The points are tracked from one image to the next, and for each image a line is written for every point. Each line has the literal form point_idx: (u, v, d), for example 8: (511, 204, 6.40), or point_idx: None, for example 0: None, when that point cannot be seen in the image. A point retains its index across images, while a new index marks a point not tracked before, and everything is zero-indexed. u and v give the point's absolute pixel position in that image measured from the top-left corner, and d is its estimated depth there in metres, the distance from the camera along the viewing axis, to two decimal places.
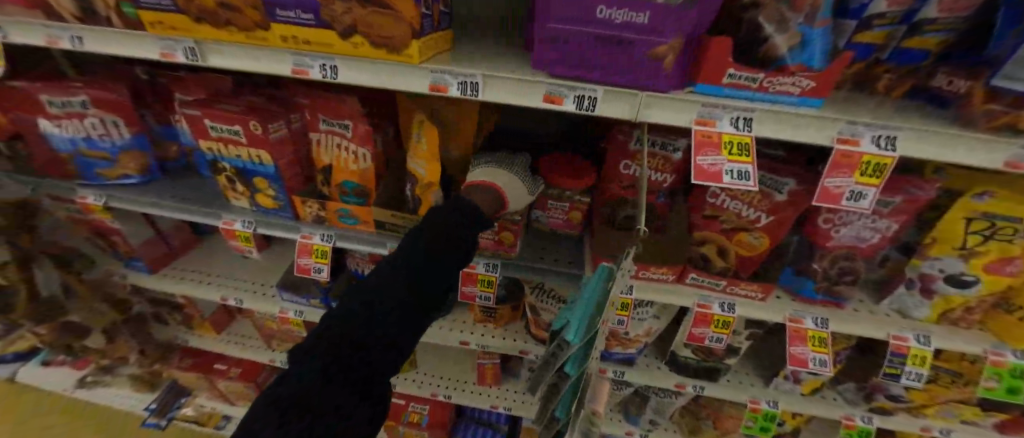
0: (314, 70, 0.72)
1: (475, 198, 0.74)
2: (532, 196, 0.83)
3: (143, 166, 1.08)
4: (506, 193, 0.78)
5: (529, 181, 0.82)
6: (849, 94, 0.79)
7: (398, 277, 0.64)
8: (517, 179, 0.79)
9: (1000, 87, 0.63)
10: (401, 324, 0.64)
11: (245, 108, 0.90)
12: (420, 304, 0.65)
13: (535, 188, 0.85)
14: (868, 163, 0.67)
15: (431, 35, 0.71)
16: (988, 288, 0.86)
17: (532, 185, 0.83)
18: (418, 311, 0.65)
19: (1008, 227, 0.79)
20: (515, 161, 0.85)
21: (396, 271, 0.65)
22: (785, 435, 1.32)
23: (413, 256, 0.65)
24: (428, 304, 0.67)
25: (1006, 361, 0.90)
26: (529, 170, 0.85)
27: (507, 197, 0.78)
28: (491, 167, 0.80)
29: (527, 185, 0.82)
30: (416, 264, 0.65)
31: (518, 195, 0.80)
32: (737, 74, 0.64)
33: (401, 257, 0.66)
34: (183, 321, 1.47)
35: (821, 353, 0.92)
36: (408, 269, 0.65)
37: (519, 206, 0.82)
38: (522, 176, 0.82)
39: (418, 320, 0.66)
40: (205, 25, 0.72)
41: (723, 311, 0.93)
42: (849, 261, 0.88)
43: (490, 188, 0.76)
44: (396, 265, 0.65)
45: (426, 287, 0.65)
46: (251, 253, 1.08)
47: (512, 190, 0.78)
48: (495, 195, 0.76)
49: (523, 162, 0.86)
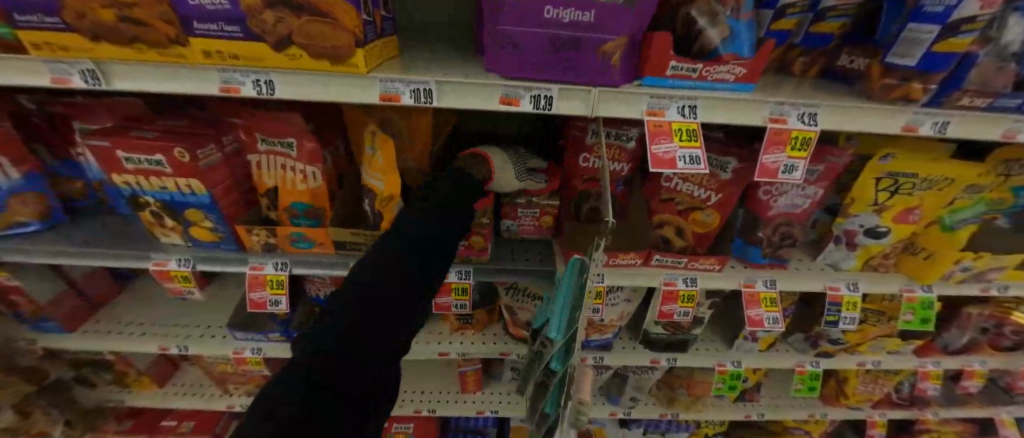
0: (247, 86, 0.65)
1: (466, 167, 0.81)
2: (520, 182, 0.87)
3: (43, 209, 0.94)
4: (495, 168, 0.83)
5: (518, 167, 0.87)
6: (772, 78, 0.86)
7: (366, 292, 0.60)
8: (508, 161, 0.86)
9: (893, 63, 0.72)
10: (379, 327, 0.58)
11: (166, 134, 0.80)
12: (392, 318, 0.60)
13: (524, 178, 0.89)
14: (796, 138, 0.74)
15: (375, 43, 0.67)
16: (898, 236, 0.99)
17: (523, 175, 0.88)
18: (392, 325, 0.60)
19: (907, 182, 0.91)
20: (510, 151, 0.91)
21: (363, 286, 0.60)
22: (748, 390, 1.44)
23: (379, 269, 0.62)
24: (401, 318, 0.62)
25: (916, 295, 1.05)
26: (524, 163, 0.90)
27: (495, 173, 0.84)
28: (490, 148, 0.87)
29: (517, 173, 0.86)
30: (382, 276, 0.62)
31: (505, 177, 0.85)
32: (678, 66, 0.67)
33: (365, 271, 0.62)
34: (116, 380, 1.30)
35: (773, 312, 1.01)
36: (380, 273, 0.62)
37: (505, 187, 0.86)
38: (517, 164, 0.87)
39: (392, 337, 0.60)
40: (106, 44, 0.62)
41: (687, 286, 0.99)
42: (788, 226, 0.98)
43: (481, 161, 0.82)
44: (361, 281, 0.61)
45: (396, 297, 0.61)
46: (192, 294, 0.98)
47: (500, 168, 0.84)
48: (483, 165, 0.82)
49: (522, 156, 0.92)
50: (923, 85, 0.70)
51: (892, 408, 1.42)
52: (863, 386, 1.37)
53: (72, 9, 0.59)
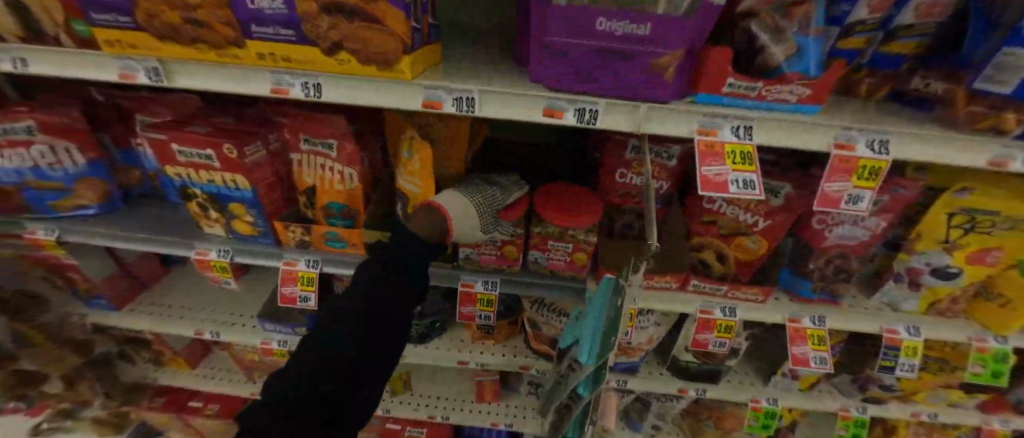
0: (296, 89, 0.66)
1: (417, 221, 0.70)
2: (484, 235, 0.76)
3: (103, 194, 0.99)
4: (453, 225, 0.70)
5: (485, 218, 0.75)
6: (835, 99, 0.80)
7: (374, 300, 0.63)
8: (474, 212, 0.73)
9: (981, 89, 0.65)
10: (385, 330, 0.63)
11: (217, 130, 0.83)
12: (398, 322, 0.64)
13: (491, 229, 0.77)
14: (864, 167, 0.67)
15: (421, 49, 0.66)
16: (970, 279, 0.90)
17: (490, 228, 0.76)
18: (397, 328, 0.64)
19: (987, 220, 0.83)
20: (483, 193, 0.78)
21: (371, 288, 0.64)
22: (783, 430, 1.35)
23: (388, 278, 0.66)
24: (406, 320, 0.66)
25: (989, 346, 0.95)
26: (495, 209, 0.77)
27: (454, 229, 0.71)
28: (455, 193, 0.74)
29: (483, 224, 0.74)
30: (392, 285, 0.65)
31: (469, 229, 0.72)
32: (736, 83, 0.63)
33: (375, 278, 0.65)
34: (154, 358, 1.36)
35: (821, 352, 0.93)
36: (387, 277, 0.65)
37: (468, 240, 0.74)
38: (483, 210, 0.75)
39: (397, 343, 0.65)
40: (172, 43, 0.65)
41: (725, 315, 0.93)
42: (842, 260, 0.91)
43: (439, 216, 0.69)
44: (370, 284, 0.64)
45: (402, 309, 0.65)
46: (229, 284, 1.01)
47: (461, 224, 0.71)
48: (440, 224, 0.69)
49: (494, 198, 0.79)
50: (1018, 115, 0.63)
51: None
52: None
53: (143, 10, 0.61)
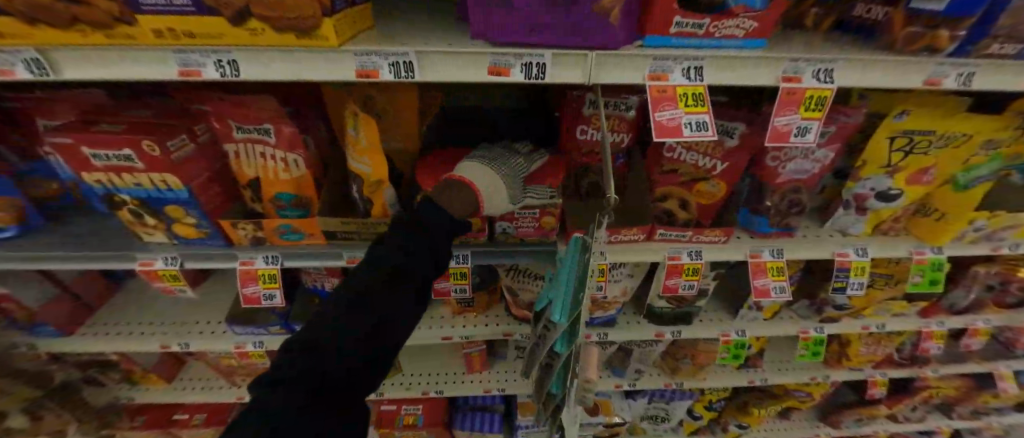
0: (209, 68, 0.58)
1: (447, 198, 0.69)
2: (513, 204, 0.75)
3: (19, 214, 0.89)
4: (486, 198, 0.71)
5: (514, 189, 0.74)
6: (783, 32, 0.79)
7: (359, 307, 0.59)
8: (503, 184, 0.72)
9: (917, 8, 0.64)
10: (380, 327, 0.60)
11: (132, 127, 0.74)
12: (395, 318, 0.61)
13: (520, 197, 0.77)
14: (810, 97, 0.69)
15: (345, 11, 0.59)
16: (909, 198, 0.96)
17: (519, 197, 0.76)
18: (394, 325, 0.61)
19: (924, 140, 0.87)
20: (510, 162, 0.77)
21: (360, 286, 0.60)
22: (752, 357, 1.45)
23: (381, 274, 0.61)
24: (403, 313, 0.62)
25: (926, 257, 1.03)
26: (522, 177, 0.78)
27: (487, 202, 0.71)
28: (483, 165, 0.73)
29: (512, 194, 0.74)
30: (385, 280, 0.61)
31: (499, 202, 0.72)
32: (683, 22, 0.61)
33: (369, 275, 0.61)
34: (123, 378, 1.29)
35: (780, 281, 0.99)
36: (378, 273, 0.62)
37: (497, 212, 0.75)
38: (511, 180, 0.74)
39: (395, 337, 0.62)
40: (46, 27, 0.54)
41: (691, 259, 0.97)
42: (796, 193, 0.94)
43: (468, 189, 0.69)
44: (359, 281, 0.61)
45: (390, 315, 0.60)
46: (184, 291, 0.95)
47: (491, 199, 0.71)
48: (472, 198, 0.69)
49: (519, 165, 0.78)
50: (951, 32, 0.65)
51: (893, 368, 1.44)
52: (865, 348, 1.38)
53: None
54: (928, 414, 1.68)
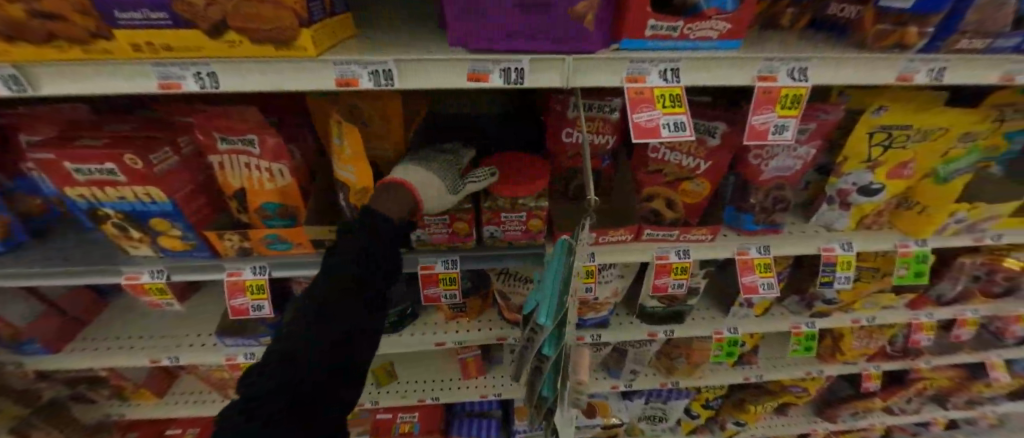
0: (188, 81, 0.58)
1: (380, 200, 0.67)
2: (454, 194, 0.75)
3: (3, 230, 0.89)
4: (419, 192, 0.70)
5: (449, 179, 0.74)
6: (760, 32, 0.81)
7: (326, 319, 0.60)
8: (434, 175, 0.72)
9: (885, 6, 0.66)
10: (347, 336, 0.61)
11: (115, 141, 0.74)
12: (361, 324, 0.63)
13: (461, 186, 0.76)
14: (786, 96, 0.69)
15: (324, 22, 0.60)
16: (891, 192, 0.98)
17: (458, 186, 0.75)
18: (361, 331, 0.63)
19: (901, 135, 0.88)
20: (439, 157, 0.78)
21: (324, 297, 0.61)
22: (746, 354, 1.45)
23: (345, 283, 0.62)
24: (370, 317, 0.64)
25: (911, 250, 1.03)
26: (456, 167, 0.78)
27: (422, 196, 0.70)
28: (409, 165, 0.73)
29: (449, 183, 0.74)
30: (349, 289, 0.62)
31: (435, 194, 0.72)
32: (658, 25, 0.62)
33: (333, 285, 0.61)
34: (114, 394, 1.28)
35: (768, 277, 1.00)
36: (341, 282, 0.62)
37: (440, 205, 0.74)
38: (443, 171, 0.74)
39: (365, 341, 0.65)
40: (25, 45, 0.54)
41: (679, 258, 0.97)
42: (779, 190, 0.95)
43: (398, 186, 0.69)
44: (323, 292, 0.61)
45: (357, 323, 0.62)
46: (172, 305, 0.95)
47: (426, 190, 0.70)
48: (403, 194, 0.68)
49: (452, 158, 0.79)
50: (919, 29, 0.66)
51: (886, 360, 1.44)
52: (857, 342, 1.39)
53: None
54: (924, 406, 1.69)
